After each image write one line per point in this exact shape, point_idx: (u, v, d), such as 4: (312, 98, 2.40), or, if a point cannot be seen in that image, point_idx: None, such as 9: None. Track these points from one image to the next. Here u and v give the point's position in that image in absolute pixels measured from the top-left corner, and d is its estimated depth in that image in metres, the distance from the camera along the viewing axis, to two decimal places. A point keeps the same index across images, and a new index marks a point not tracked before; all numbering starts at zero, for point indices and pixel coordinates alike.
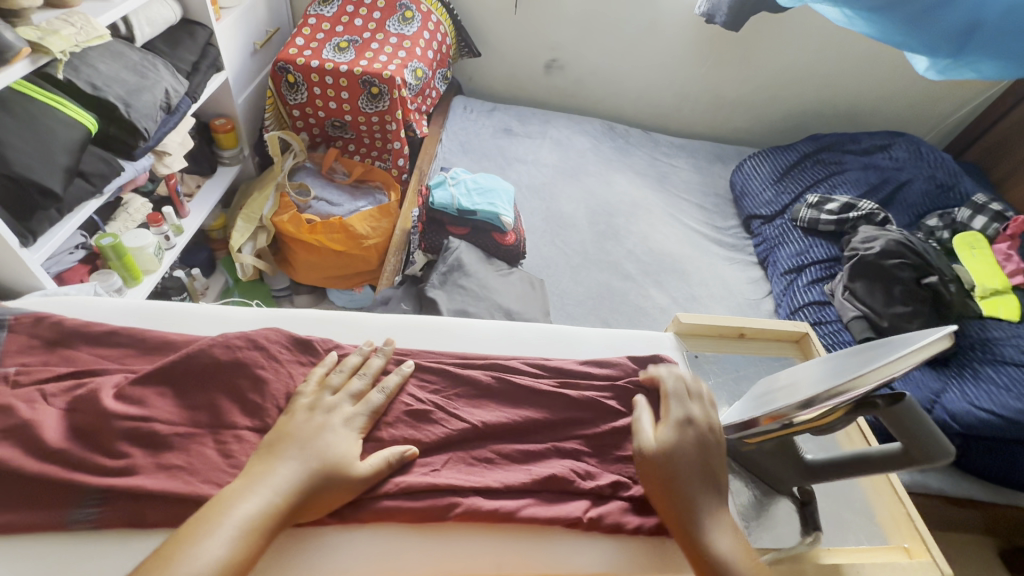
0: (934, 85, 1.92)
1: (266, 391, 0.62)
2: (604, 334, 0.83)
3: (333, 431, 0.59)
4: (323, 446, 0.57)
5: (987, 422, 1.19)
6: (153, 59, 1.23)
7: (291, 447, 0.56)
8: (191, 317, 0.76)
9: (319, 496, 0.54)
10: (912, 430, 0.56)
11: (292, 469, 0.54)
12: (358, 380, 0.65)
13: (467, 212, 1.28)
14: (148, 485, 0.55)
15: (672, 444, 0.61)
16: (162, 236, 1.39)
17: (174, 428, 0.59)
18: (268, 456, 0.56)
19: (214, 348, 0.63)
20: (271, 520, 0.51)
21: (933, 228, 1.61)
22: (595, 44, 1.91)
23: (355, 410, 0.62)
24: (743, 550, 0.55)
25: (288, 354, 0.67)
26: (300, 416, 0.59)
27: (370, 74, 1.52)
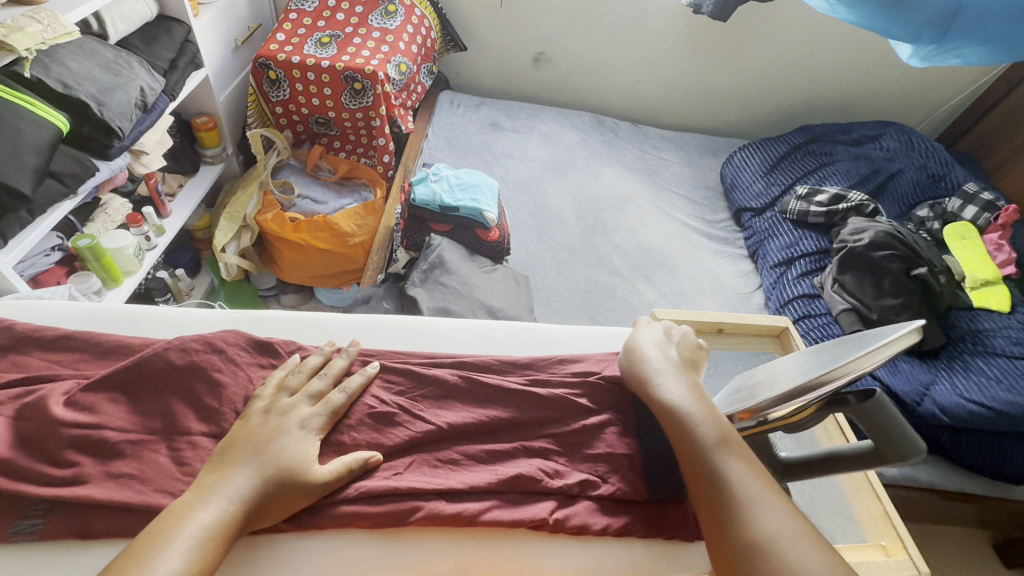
0: (926, 74, 1.90)
1: (223, 396, 0.61)
2: (577, 332, 0.83)
3: (289, 435, 0.57)
4: (279, 451, 0.55)
5: (976, 414, 1.18)
6: (127, 56, 1.21)
7: (245, 454, 0.55)
8: (150, 320, 0.76)
9: (276, 503, 0.54)
10: (882, 427, 0.56)
11: (247, 476, 0.53)
12: (317, 381, 0.64)
13: (450, 208, 1.26)
14: (96, 494, 0.53)
15: (636, 334, 0.71)
16: (142, 236, 1.38)
17: (125, 435, 0.57)
18: (222, 465, 0.54)
19: (169, 352, 0.62)
20: (227, 529, 0.50)
21: (924, 219, 1.59)
22: (582, 37, 1.89)
23: (313, 411, 0.60)
24: (699, 398, 0.61)
25: (248, 356, 0.66)
26: (255, 421, 0.58)
27: (352, 70, 1.49)
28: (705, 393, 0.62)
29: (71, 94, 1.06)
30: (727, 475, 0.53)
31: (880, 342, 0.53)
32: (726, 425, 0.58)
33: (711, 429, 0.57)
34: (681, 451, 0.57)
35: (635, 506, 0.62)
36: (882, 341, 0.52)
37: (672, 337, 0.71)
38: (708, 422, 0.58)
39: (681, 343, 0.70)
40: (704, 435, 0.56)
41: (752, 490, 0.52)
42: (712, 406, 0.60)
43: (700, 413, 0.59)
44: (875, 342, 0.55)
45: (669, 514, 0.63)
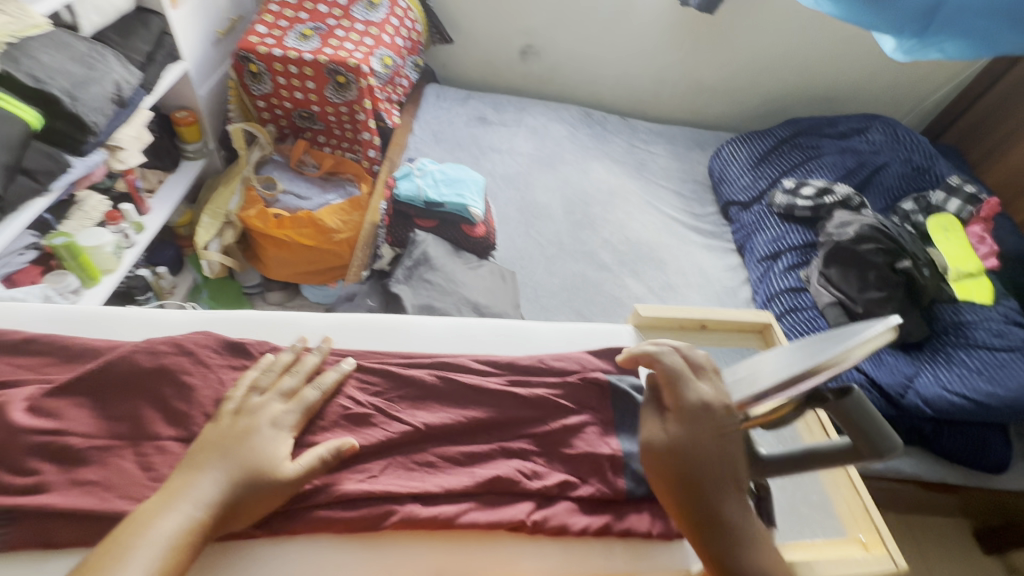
0: (912, 66, 1.90)
1: (193, 399, 0.61)
2: (559, 329, 0.82)
3: (260, 433, 0.57)
4: (249, 451, 0.55)
5: (958, 406, 1.20)
6: (102, 49, 1.18)
7: (213, 457, 0.54)
8: (118, 321, 0.74)
9: (247, 504, 0.53)
10: (862, 422, 0.57)
11: (214, 479, 0.53)
12: (289, 379, 0.63)
13: (434, 204, 1.26)
14: (58, 502, 0.53)
15: (682, 442, 0.59)
16: (121, 234, 1.35)
17: (90, 441, 0.57)
18: (189, 469, 0.54)
19: (137, 354, 0.62)
20: (192, 536, 0.49)
21: (908, 212, 1.58)
22: (569, 30, 1.87)
23: (285, 409, 0.60)
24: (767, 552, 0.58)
25: (219, 359, 0.65)
26: (225, 423, 0.57)
27: (335, 63, 1.47)
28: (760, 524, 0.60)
29: (44, 89, 1.03)
30: None
31: (856, 339, 0.54)
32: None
33: None
34: None
35: (615, 506, 0.64)
36: (859, 338, 0.54)
37: (724, 435, 0.59)
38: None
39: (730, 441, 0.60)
40: None
41: None
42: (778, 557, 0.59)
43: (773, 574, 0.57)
44: (851, 338, 0.56)
45: (643, 514, 0.63)
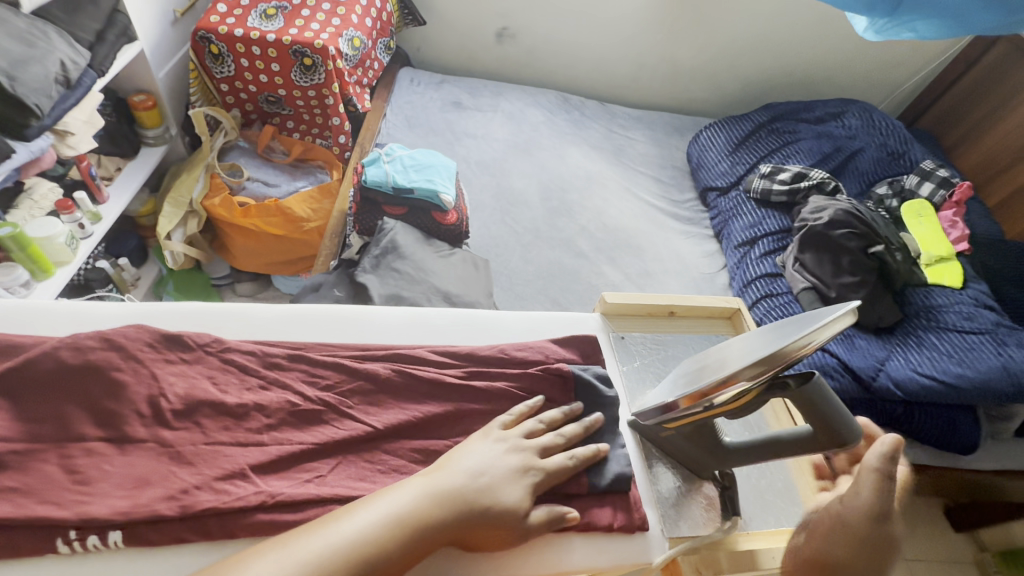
0: (889, 50, 1.90)
1: (124, 397, 0.60)
2: (524, 317, 0.80)
3: (508, 468, 0.60)
4: (496, 474, 0.59)
5: (929, 389, 1.21)
6: (44, 27, 1.11)
7: (466, 464, 0.60)
8: (47, 313, 0.70)
9: (464, 522, 0.56)
10: (818, 407, 0.57)
11: (450, 481, 0.58)
12: (549, 436, 0.65)
13: (403, 189, 1.21)
14: None
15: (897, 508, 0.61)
16: (74, 224, 1.28)
17: (8, 445, 0.56)
18: (449, 464, 0.60)
19: (61, 351, 0.61)
20: (419, 520, 0.54)
21: (882, 197, 1.60)
22: (545, 13, 1.83)
23: (533, 464, 0.62)
24: None
25: (153, 352, 0.64)
26: (490, 446, 0.62)
27: (300, 44, 1.41)
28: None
29: None
30: None
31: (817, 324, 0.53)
32: None
33: None
34: None
35: (577, 500, 0.65)
36: (819, 323, 0.52)
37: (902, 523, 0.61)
38: None
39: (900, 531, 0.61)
40: None
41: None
42: None
43: None
44: (813, 323, 0.55)
45: (606, 509, 0.65)
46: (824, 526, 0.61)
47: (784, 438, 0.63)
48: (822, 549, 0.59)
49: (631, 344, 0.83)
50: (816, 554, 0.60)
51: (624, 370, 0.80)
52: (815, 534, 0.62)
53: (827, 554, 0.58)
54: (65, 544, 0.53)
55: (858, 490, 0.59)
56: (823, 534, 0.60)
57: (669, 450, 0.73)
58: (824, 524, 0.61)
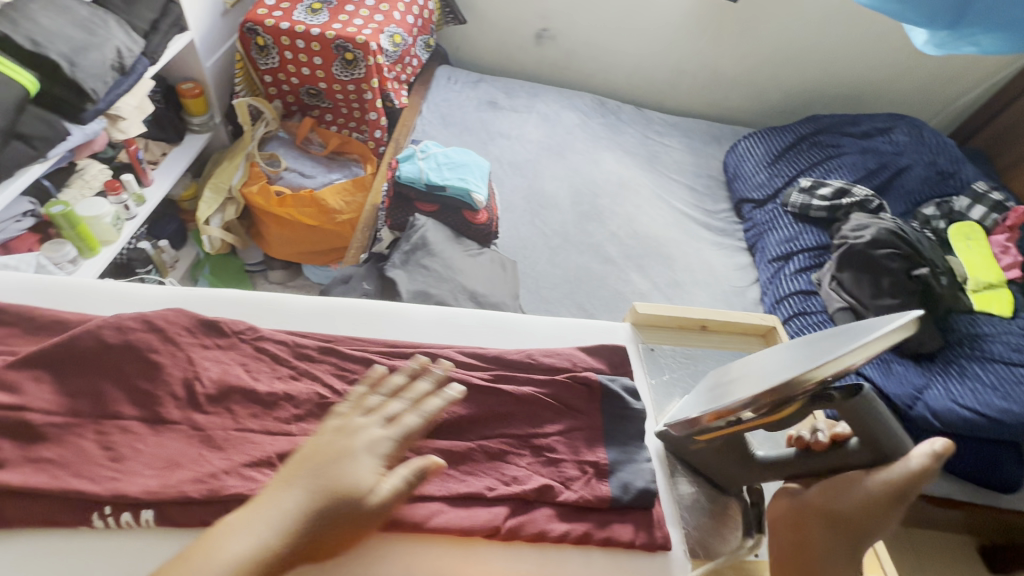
0: (945, 64, 1.82)
1: (160, 379, 0.62)
2: (552, 323, 0.80)
3: (353, 457, 0.54)
4: (337, 473, 0.52)
5: (968, 421, 1.15)
6: (105, 15, 1.16)
7: (302, 475, 0.52)
8: (90, 294, 0.72)
9: (329, 532, 0.50)
10: (864, 416, 0.57)
11: (299, 500, 0.51)
12: (396, 403, 0.60)
13: (436, 187, 1.22)
14: (14, 480, 0.55)
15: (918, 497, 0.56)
16: (120, 205, 1.34)
17: (48, 418, 0.58)
18: (282, 482, 0.52)
19: (102, 330, 0.63)
20: (260, 564, 0.48)
21: (929, 218, 1.52)
22: (585, 15, 1.82)
23: (384, 434, 0.57)
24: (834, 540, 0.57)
25: (190, 336, 0.66)
26: (326, 439, 0.55)
27: (343, 39, 1.43)
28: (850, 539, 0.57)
29: (41, 53, 1.02)
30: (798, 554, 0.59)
31: (867, 337, 0.50)
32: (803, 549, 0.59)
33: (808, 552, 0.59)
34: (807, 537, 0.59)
35: (595, 513, 0.64)
36: (851, 346, 0.50)
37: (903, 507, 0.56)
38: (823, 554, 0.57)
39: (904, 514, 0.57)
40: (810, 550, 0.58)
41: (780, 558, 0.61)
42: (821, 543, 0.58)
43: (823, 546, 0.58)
44: (849, 341, 0.53)
45: (631, 526, 0.63)
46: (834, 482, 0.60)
47: (827, 451, 0.62)
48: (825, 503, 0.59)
49: (662, 357, 0.81)
50: (814, 508, 0.59)
51: (651, 383, 0.78)
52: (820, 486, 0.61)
53: (833, 509, 0.58)
54: (99, 519, 0.55)
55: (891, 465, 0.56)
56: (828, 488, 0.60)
57: (699, 463, 0.70)
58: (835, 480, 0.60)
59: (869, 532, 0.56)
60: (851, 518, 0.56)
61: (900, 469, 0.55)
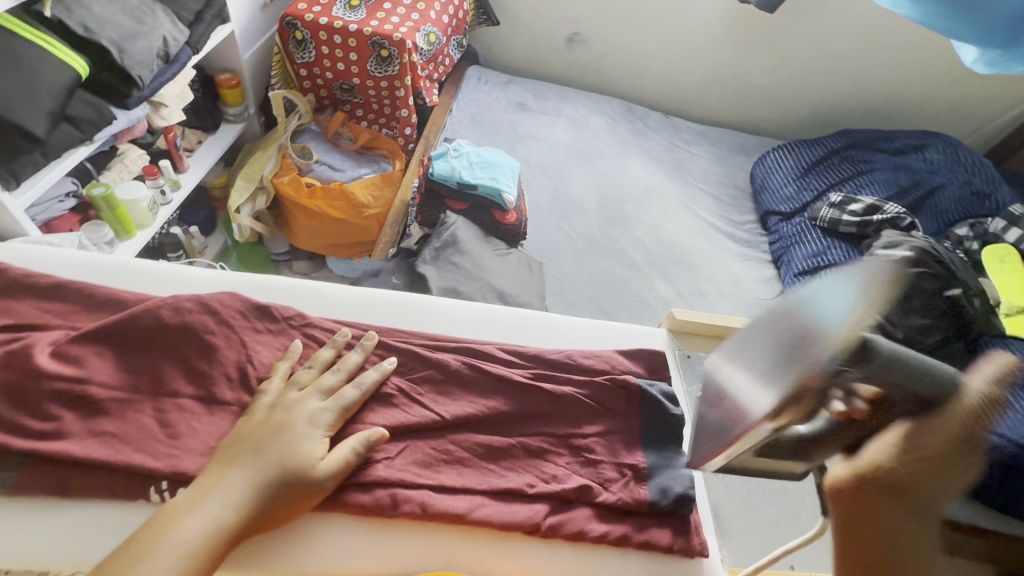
0: (984, 83, 1.79)
1: (217, 360, 0.63)
2: (589, 325, 0.80)
3: (294, 430, 0.57)
4: (282, 450, 0.56)
5: None
6: (153, 4, 1.18)
7: (245, 454, 0.55)
8: (145, 277, 0.74)
9: (282, 502, 0.54)
10: (895, 373, 0.41)
11: (244, 479, 0.53)
12: (330, 377, 0.64)
13: (468, 185, 1.23)
14: (74, 450, 0.56)
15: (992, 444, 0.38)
16: (157, 190, 1.37)
17: (109, 392, 0.60)
18: (222, 465, 0.55)
19: (162, 310, 0.64)
20: (216, 539, 0.50)
21: (962, 238, 1.50)
22: (618, 20, 1.82)
23: (322, 407, 0.61)
24: (912, 517, 0.35)
25: (243, 320, 0.67)
26: (259, 416, 0.59)
27: (380, 36, 1.45)
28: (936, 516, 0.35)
29: (93, 39, 1.04)
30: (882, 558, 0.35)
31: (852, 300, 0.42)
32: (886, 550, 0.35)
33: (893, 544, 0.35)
34: (878, 522, 0.36)
35: (634, 515, 0.63)
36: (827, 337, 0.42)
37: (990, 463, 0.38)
38: (907, 543, 0.35)
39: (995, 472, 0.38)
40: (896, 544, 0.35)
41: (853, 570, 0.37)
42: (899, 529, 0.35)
43: (904, 532, 0.35)
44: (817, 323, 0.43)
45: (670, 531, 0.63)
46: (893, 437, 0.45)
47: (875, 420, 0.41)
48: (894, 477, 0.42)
49: (697, 364, 0.83)
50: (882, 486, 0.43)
51: (689, 390, 0.82)
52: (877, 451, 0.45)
53: (892, 472, 0.36)
54: (155, 494, 0.56)
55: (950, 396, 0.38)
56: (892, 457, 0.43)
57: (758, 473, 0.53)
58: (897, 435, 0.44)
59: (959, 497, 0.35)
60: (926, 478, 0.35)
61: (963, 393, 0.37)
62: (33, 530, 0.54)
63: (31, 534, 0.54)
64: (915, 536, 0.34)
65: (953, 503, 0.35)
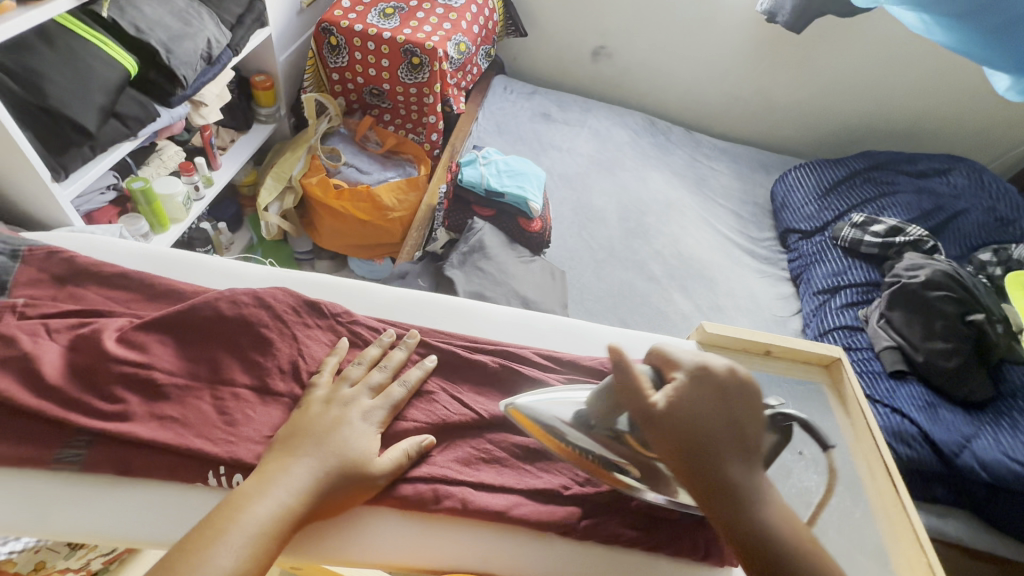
0: (1012, 110, 1.76)
1: (271, 352, 0.64)
2: (620, 334, 0.81)
3: (350, 426, 0.59)
4: (340, 442, 0.57)
5: (1019, 476, 1.12)
6: (199, 8, 1.22)
7: (307, 444, 0.57)
8: (199, 269, 0.77)
9: (339, 495, 0.55)
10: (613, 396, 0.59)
11: (310, 467, 0.55)
12: (378, 373, 0.65)
13: (495, 193, 1.26)
14: (138, 431, 0.57)
15: (679, 393, 0.52)
16: (191, 186, 1.39)
17: (171, 378, 0.61)
18: (284, 453, 0.56)
19: (220, 302, 0.65)
20: (284, 522, 0.51)
21: (985, 263, 1.48)
22: (645, 35, 1.84)
23: (374, 404, 0.63)
24: (724, 498, 0.50)
25: (295, 315, 0.68)
26: (317, 409, 0.60)
27: (412, 44, 1.48)
28: (725, 485, 0.50)
29: (143, 39, 1.08)
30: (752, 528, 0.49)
31: None
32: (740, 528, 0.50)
33: (740, 522, 0.50)
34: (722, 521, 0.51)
35: (666, 524, 0.63)
36: None
37: (694, 394, 0.52)
38: (738, 516, 0.50)
39: (707, 397, 0.52)
40: (742, 518, 0.50)
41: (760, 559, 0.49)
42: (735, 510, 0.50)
43: (739, 511, 0.50)
44: None
45: (701, 538, 0.62)
46: (744, 428, 0.53)
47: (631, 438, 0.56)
48: (718, 460, 0.51)
49: None
50: (732, 475, 0.51)
51: None
52: (753, 452, 0.53)
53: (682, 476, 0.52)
54: (214, 478, 0.57)
55: (630, 399, 0.54)
56: (725, 444, 0.51)
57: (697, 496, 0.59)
58: (744, 424, 0.53)
59: (712, 455, 0.51)
60: (692, 467, 0.51)
61: (631, 393, 0.54)
62: (93, 510, 0.55)
63: (94, 512, 0.55)
64: (727, 507, 0.50)
65: (719, 463, 0.51)
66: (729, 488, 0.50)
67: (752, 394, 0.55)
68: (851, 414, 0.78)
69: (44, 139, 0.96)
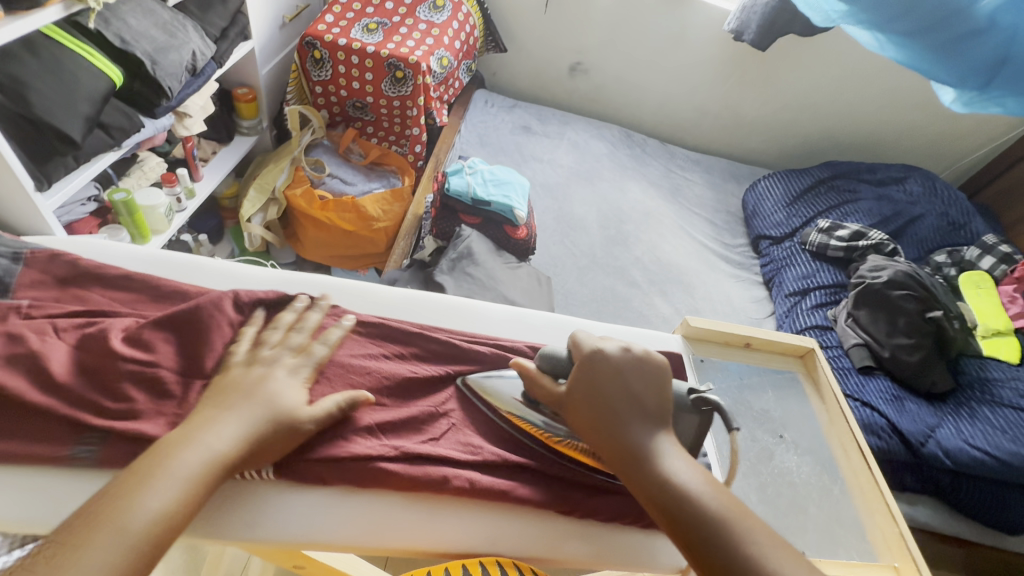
0: (960, 121, 1.89)
1: (219, 342, 0.64)
2: (611, 329, 0.84)
3: (276, 380, 0.60)
4: (268, 396, 0.58)
5: (980, 461, 1.20)
6: (184, 20, 1.22)
7: (237, 398, 0.57)
8: (199, 271, 0.77)
9: (272, 443, 0.56)
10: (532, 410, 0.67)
11: (240, 417, 0.55)
12: (296, 335, 0.66)
13: (481, 202, 1.29)
14: (148, 427, 0.58)
15: (575, 376, 0.62)
16: (173, 197, 1.38)
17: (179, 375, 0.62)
18: (210, 407, 0.56)
19: (224, 303, 0.65)
20: (214, 467, 0.52)
21: (940, 264, 1.59)
22: (620, 51, 1.92)
23: (295, 362, 0.63)
24: (631, 458, 0.57)
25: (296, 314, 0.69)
26: (238, 370, 0.60)
27: (395, 58, 1.51)
28: (629, 445, 0.57)
29: (128, 50, 1.08)
30: (661, 481, 0.54)
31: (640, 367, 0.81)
32: (648, 483, 0.55)
33: (649, 479, 0.55)
34: (637, 484, 0.56)
35: None
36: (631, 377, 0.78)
37: (590, 374, 0.62)
38: (646, 472, 0.55)
39: (601, 375, 0.62)
40: (649, 473, 0.55)
41: (673, 510, 0.52)
42: (642, 469, 0.56)
43: (647, 468, 0.56)
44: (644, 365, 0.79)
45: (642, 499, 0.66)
46: (643, 398, 0.61)
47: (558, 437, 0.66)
48: (618, 423, 0.59)
49: (711, 368, 0.84)
50: (632, 435, 0.58)
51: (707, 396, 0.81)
52: (655, 417, 0.60)
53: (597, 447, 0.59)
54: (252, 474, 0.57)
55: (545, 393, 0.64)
56: (623, 412, 0.59)
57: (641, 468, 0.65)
58: (642, 393, 0.61)
59: (612, 420, 0.59)
60: (600, 435, 0.59)
61: (541, 391, 0.64)
62: None
63: None
64: (635, 466, 0.56)
65: (619, 428, 0.58)
66: (630, 446, 0.57)
67: (650, 370, 0.63)
68: (825, 400, 0.83)
69: (27, 149, 0.95)
